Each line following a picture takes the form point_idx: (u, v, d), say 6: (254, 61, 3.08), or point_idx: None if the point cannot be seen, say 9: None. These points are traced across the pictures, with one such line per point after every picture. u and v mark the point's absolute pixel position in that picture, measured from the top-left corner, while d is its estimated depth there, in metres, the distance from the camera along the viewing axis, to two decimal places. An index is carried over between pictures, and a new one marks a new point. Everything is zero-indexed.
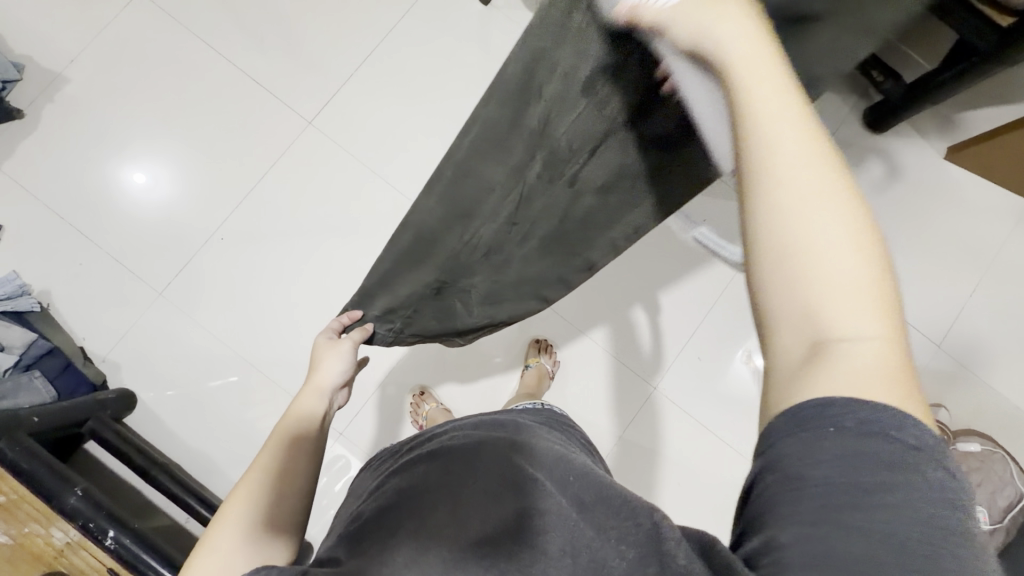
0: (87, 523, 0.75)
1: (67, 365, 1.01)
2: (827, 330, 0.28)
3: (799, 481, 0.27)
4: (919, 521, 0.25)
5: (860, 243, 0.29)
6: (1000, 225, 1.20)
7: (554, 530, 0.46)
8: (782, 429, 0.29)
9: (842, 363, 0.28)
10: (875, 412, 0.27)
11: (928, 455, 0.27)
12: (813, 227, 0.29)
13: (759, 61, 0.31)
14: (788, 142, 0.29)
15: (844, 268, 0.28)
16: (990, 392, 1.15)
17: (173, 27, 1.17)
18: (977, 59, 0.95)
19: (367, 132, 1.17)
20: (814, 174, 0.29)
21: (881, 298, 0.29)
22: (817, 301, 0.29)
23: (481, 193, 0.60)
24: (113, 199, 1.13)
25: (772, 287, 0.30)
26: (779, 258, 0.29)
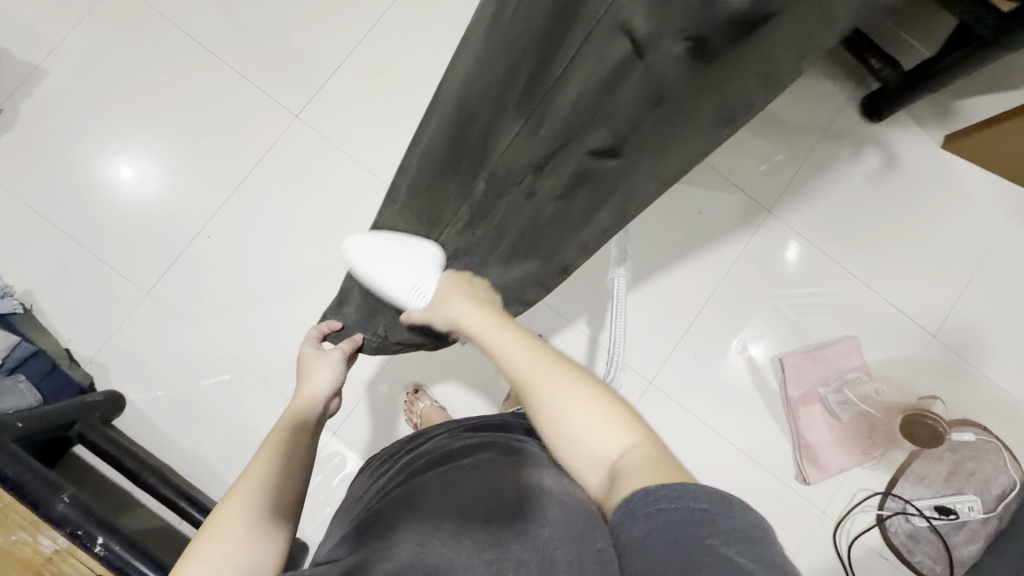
0: (76, 530, 0.74)
1: (52, 368, 0.99)
2: (603, 455, 0.45)
3: (640, 556, 0.36)
4: (731, 560, 0.33)
5: (587, 396, 0.48)
6: (996, 215, 1.19)
7: (559, 539, 0.43)
8: (620, 525, 0.39)
9: (623, 471, 0.43)
10: (674, 495, 0.38)
11: (725, 509, 0.37)
12: (556, 404, 0.49)
13: (485, 324, 0.57)
14: (523, 365, 0.52)
15: (591, 416, 0.47)
16: (984, 381, 1.16)
17: (153, 17, 1.14)
18: (977, 45, 0.94)
19: (356, 126, 1.15)
20: (540, 372, 0.51)
21: (620, 420, 0.47)
22: (588, 446, 0.46)
23: (439, 200, 0.65)
24: (95, 196, 1.10)
25: (565, 450, 0.48)
26: (551, 433, 0.49)
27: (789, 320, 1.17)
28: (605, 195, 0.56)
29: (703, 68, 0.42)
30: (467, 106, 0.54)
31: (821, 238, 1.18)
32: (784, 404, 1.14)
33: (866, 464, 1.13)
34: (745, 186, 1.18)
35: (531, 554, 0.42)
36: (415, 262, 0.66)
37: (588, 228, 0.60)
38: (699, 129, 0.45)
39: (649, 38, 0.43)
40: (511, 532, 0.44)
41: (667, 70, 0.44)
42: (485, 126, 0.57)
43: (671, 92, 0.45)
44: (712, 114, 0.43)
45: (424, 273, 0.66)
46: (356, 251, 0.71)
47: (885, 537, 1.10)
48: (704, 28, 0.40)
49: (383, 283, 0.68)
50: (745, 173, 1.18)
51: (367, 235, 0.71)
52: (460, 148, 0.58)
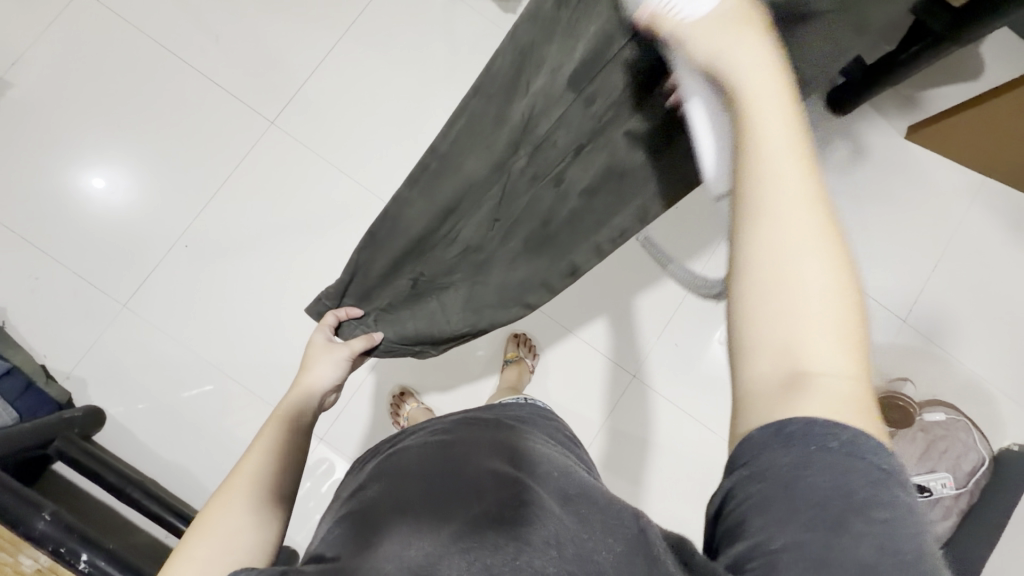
0: (59, 548, 0.73)
1: (27, 386, 0.97)
2: (805, 362, 0.30)
3: (784, 492, 0.29)
4: (894, 546, 0.28)
5: (838, 281, 0.30)
6: (959, 202, 1.24)
7: (542, 527, 0.45)
8: (762, 443, 0.30)
9: (817, 395, 0.30)
10: (852, 438, 0.30)
11: (895, 482, 0.30)
12: (797, 266, 0.30)
13: (762, 90, 0.32)
14: (786, 187, 0.31)
15: (822, 305, 0.30)
16: (953, 363, 1.20)
17: (121, 26, 1.12)
18: (932, 39, 0.98)
19: (334, 132, 1.14)
20: (799, 212, 0.31)
21: (854, 341, 0.31)
22: (794, 339, 0.30)
23: (461, 187, 0.59)
24: (66, 209, 1.08)
25: (755, 321, 0.31)
26: (765, 290, 0.31)
27: None
28: (623, 196, 0.60)
29: None
30: (522, 70, 0.52)
31: None
32: None
33: None
34: None
35: (513, 544, 0.43)
36: None
37: (602, 234, 0.64)
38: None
39: None
40: (495, 527, 0.45)
41: None
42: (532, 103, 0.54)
43: None
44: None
45: None
46: None
47: None
48: None
49: None
50: None
51: None
52: (499, 128, 0.55)
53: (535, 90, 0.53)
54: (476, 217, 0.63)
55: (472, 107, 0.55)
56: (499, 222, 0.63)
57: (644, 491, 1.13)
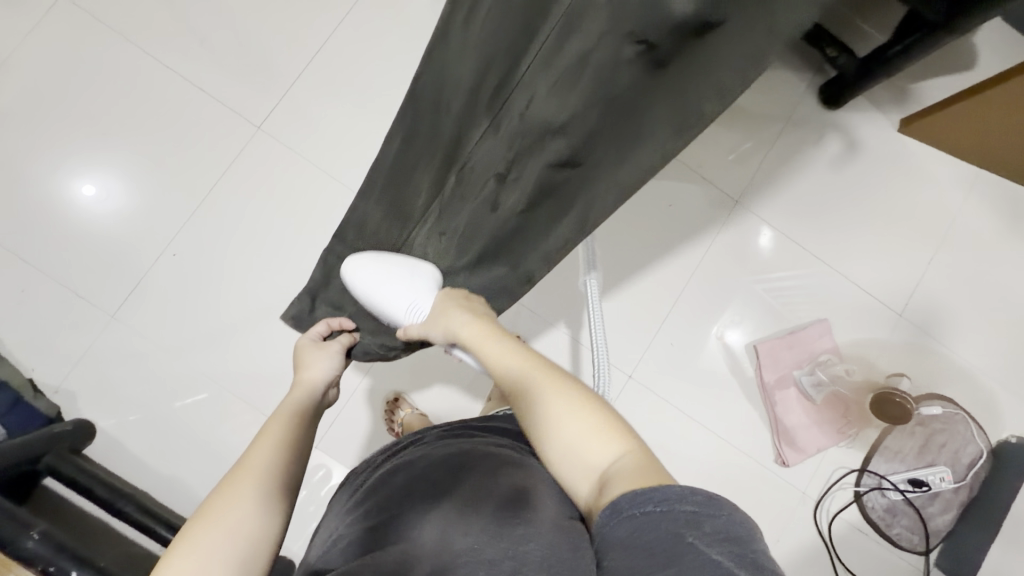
0: (47, 567, 0.72)
1: (16, 400, 0.94)
2: (597, 465, 0.44)
3: (618, 556, 0.36)
4: (712, 565, 0.32)
5: (584, 409, 0.47)
6: (953, 194, 1.23)
7: (528, 541, 0.43)
8: (603, 524, 0.39)
9: (609, 479, 0.42)
10: (659, 494, 0.37)
11: (704, 512, 0.36)
12: (555, 415, 0.48)
13: (481, 339, 0.58)
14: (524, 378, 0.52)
15: (582, 425, 0.46)
16: (950, 357, 1.20)
17: (103, 32, 1.10)
18: (926, 31, 0.98)
19: (322, 135, 1.13)
20: (538, 386, 0.50)
21: (618, 430, 0.46)
22: (582, 459, 0.45)
23: (413, 195, 0.66)
24: (50, 220, 1.06)
25: (560, 465, 0.47)
26: (546, 450, 0.48)
27: (763, 304, 1.19)
28: (562, 210, 0.55)
29: (654, 78, 0.43)
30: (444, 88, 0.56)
31: (790, 225, 1.21)
32: (760, 389, 1.16)
33: (842, 442, 1.16)
34: (714, 176, 1.19)
35: (503, 559, 0.42)
36: (415, 286, 0.67)
37: (549, 242, 0.58)
38: (650, 136, 0.46)
39: (600, 42, 0.43)
40: (487, 535, 0.45)
41: (622, 75, 0.43)
42: (459, 125, 0.58)
43: (627, 97, 0.44)
44: (666, 122, 0.44)
45: (421, 289, 0.67)
46: (356, 269, 0.69)
47: (863, 513, 1.14)
48: (647, 30, 0.40)
49: (382, 299, 0.67)
50: (711, 164, 1.19)
51: (372, 254, 0.69)
52: (435, 140, 0.60)
53: (455, 109, 0.57)
54: (427, 225, 0.68)
55: (405, 124, 0.60)
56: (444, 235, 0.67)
57: None
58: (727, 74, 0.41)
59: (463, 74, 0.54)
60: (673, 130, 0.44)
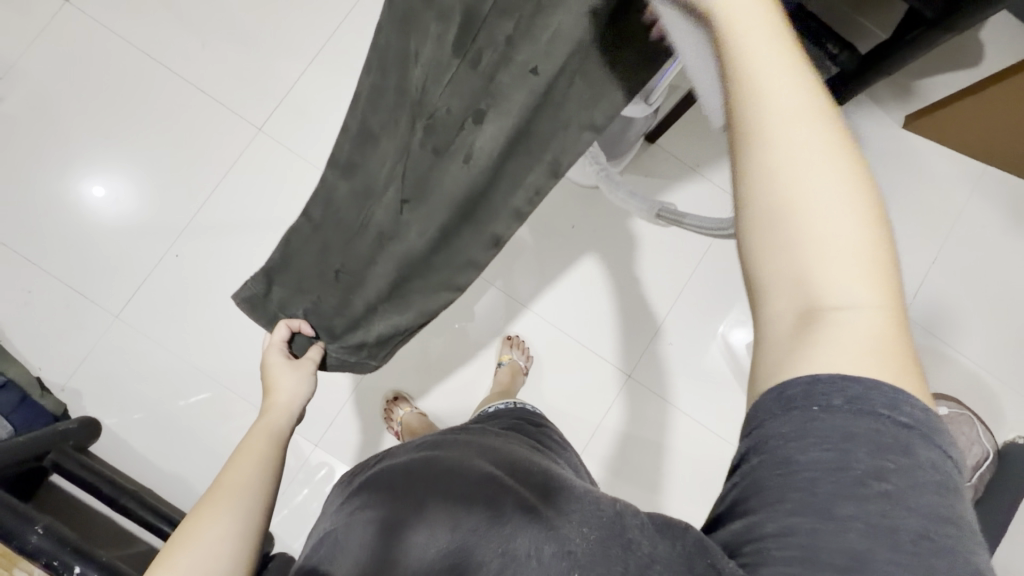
0: (51, 561, 0.74)
1: (22, 399, 0.96)
2: (824, 294, 0.27)
3: (785, 473, 0.28)
4: (896, 521, 0.26)
5: (863, 214, 0.27)
6: (959, 190, 1.21)
7: (518, 536, 0.44)
8: (770, 411, 0.29)
9: (837, 332, 0.27)
10: (863, 389, 0.28)
11: (919, 436, 0.27)
12: (808, 198, 0.27)
13: (749, 17, 0.27)
14: (789, 122, 0.27)
15: (844, 235, 0.27)
16: (956, 356, 1.18)
17: (107, 36, 1.12)
18: (925, 28, 0.96)
19: (324, 134, 1.14)
20: (810, 134, 0.27)
21: (882, 265, 0.28)
22: (810, 275, 0.27)
23: (377, 166, 0.58)
24: (56, 221, 1.08)
25: (767, 259, 0.28)
26: (775, 229, 0.28)
27: None
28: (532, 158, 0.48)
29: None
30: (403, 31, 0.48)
31: None
32: None
33: None
34: (712, 175, 1.19)
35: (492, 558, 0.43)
36: None
37: (516, 197, 0.51)
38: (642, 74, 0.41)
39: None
40: (486, 528, 0.45)
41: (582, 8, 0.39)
42: (421, 77, 0.50)
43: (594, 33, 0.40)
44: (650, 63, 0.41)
45: None
46: None
47: None
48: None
49: None
50: (711, 162, 1.19)
51: None
52: (402, 104, 0.53)
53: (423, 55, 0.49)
54: (386, 202, 0.59)
55: (369, 84, 0.53)
56: (407, 204, 0.58)
57: (641, 490, 1.13)
58: None
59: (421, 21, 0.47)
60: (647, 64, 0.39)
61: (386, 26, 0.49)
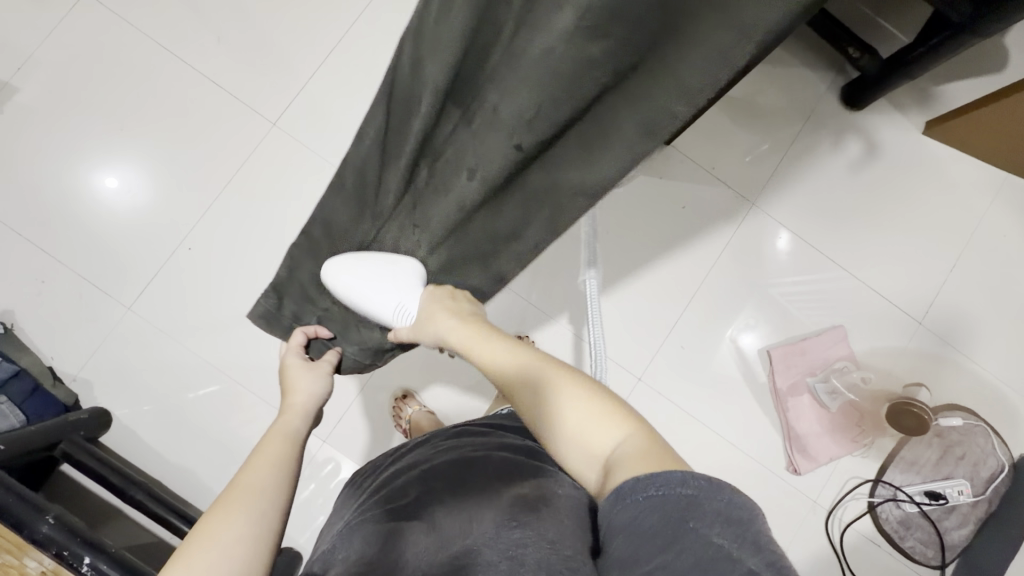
0: (61, 551, 0.74)
1: (35, 388, 0.97)
2: (596, 450, 0.44)
3: (627, 546, 0.35)
4: (713, 554, 0.32)
5: (583, 393, 0.47)
6: (978, 199, 1.19)
7: (526, 545, 0.42)
8: (608, 512, 0.38)
9: (616, 465, 0.41)
10: (653, 475, 0.37)
11: (709, 495, 0.35)
12: (550, 403, 0.48)
13: (471, 338, 0.60)
14: (520, 381, 0.51)
15: (579, 408, 0.46)
16: (972, 367, 1.16)
17: (127, 29, 1.12)
18: (952, 31, 0.95)
19: (337, 130, 1.14)
20: (528, 374, 0.52)
21: (616, 412, 0.45)
22: (583, 445, 0.45)
23: (382, 188, 0.59)
24: (71, 211, 1.09)
25: (563, 451, 0.47)
26: (547, 434, 0.48)
27: (778, 309, 1.17)
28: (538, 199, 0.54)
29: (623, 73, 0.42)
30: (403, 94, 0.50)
31: (807, 228, 1.18)
32: (773, 395, 1.14)
33: (857, 452, 1.14)
34: (727, 178, 1.17)
35: (497, 561, 0.41)
36: (392, 285, 0.65)
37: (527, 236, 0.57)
38: (624, 138, 0.45)
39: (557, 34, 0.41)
40: (488, 537, 0.44)
41: (590, 49, 0.41)
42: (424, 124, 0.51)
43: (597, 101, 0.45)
44: (634, 127, 0.44)
45: (397, 284, 0.65)
46: (340, 279, 0.65)
47: (877, 524, 1.11)
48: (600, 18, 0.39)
49: (365, 303, 0.66)
50: (725, 165, 1.18)
51: (348, 257, 0.66)
52: (401, 144, 0.54)
53: (419, 113, 0.50)
54: (399, 217, 0.63)
55: (371, 133, 0.54)
56: (419, 228, 0.63)
57: None
58: (690, 79, 0.39)
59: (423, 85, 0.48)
60: (642, 136, 0.44)
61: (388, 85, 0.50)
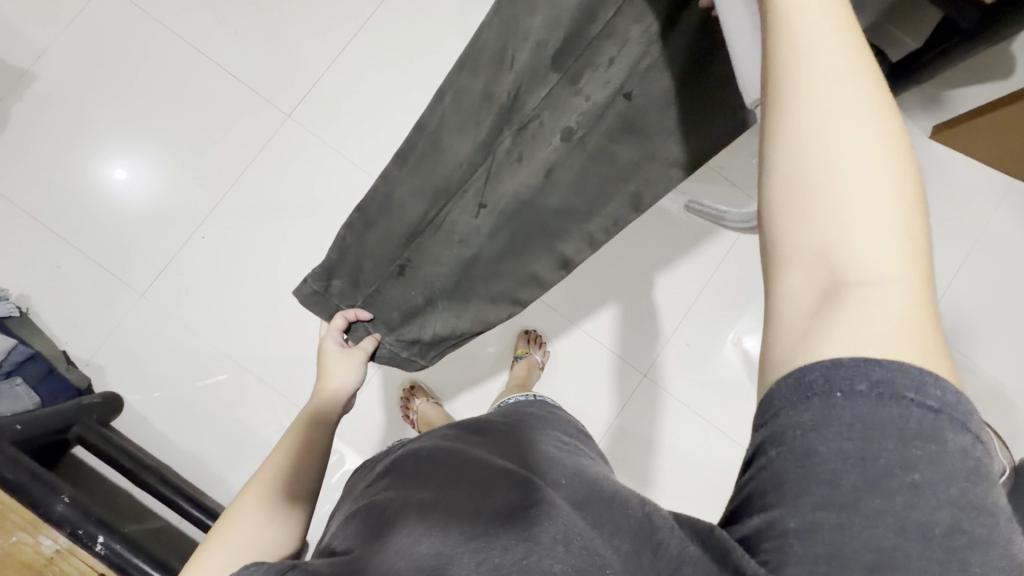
0: (75, 529, 0.75)
1: (49, 371, 0.99)
2: (845, 265, 0.29)
3: (808, 466, 0.28)
4: (925, 506, 0.27)
5: (895, 189, 0.29)
6: (984, 203, 1.20)
7: (544, 524, 0.42)
8: (787, 395, 0.29)
9: (858, 306, 0.28)
10: (889, 371, 0.28)
11: (947, 422, 0.28)
12: (842, 175, 0.29)
13: (800, 3, 0.31)
14: (829, 99, 0.29)
15: (875, 206, 0.29)
16: (975, 369, 1.17)
17: (144, 20, 1.13)
18: (958, 38, 0.96)
19: (351, 124, 1.15)
20: (857, 106, 0.30)
21: (913, 246, 0.29)
22: (839, 246, 0.29)
23: (453, 169, 0.59)
24: (88, 198, 1.10)
25: (798, 224, 0.30)
26: (802, 192, 0.30)
27: None
28: (616, 186, 0.56)
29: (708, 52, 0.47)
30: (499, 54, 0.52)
31: None
32: None
33: None
34: (735, 178, 1.18)
35: (516, 541, 0.41)
36: None
37: (594, 225, 0.59)
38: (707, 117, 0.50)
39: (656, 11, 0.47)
40: (502, 520, 0.44)
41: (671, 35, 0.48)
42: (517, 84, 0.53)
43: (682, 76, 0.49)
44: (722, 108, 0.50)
45: None
46: None
47: None
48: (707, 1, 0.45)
49: None
50: (733, 167, 1.19)
51: None
52: (486, 111, 0.55)
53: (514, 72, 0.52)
54: (462, 200, 0.61)
55: (454, 90, 0.55)
56: (485, 207, 0.61)
57: (652, 489, 1.13)
58: None
59: (520, 48, 0.51)
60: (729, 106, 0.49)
61: (489, 30, 0.52)
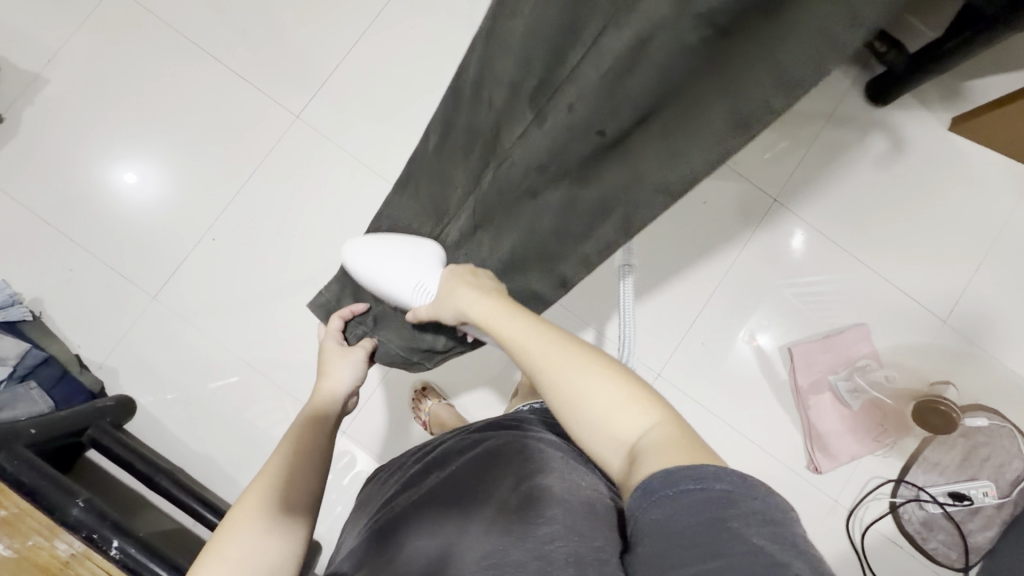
0: (91, 534, 0.75)
1: (63, 374, 0.99)
2: (625, 438, 0.42)
3: (663, 548, 0.33)
4: (753, 548, 0.31)
5: (609, 376, 0.44)
6: (1006, 197, 1.17)
7: (557, 539, 0.42)
8: (640, 507, 0.36)
9: (646, 453, 0.39)
10: (699, 471, 0.35)
11: (745, 492, 0.34)
12: (575, 384, 0.45)
13: (494, 310, 0.54)
14: (537, 354, 0.48)
15: (607, 396, 0.43)
16: (998, 366, 1.14)
17: (153, 22, 1.13)
18: (983, 26, 0.92)
19: (360, 123, 1.14)
20: (556, 350, 0.47)
21: (643, 398, 0.43)
22: (612, 430, 0.42)
23: (448, 191, 0.67)
24: (98, 201, 1.10)
25: (587, 432, 0.44)
26: (573, 416, 0.45)
27: (792, 308, 1.16)
28: (608, 211, 0.52)
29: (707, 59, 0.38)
30: (484, 78, 0.56)
31: (828, 224, 1.17)
32: (794, 393, 1.14)
33: (878, 452, 1.12)
34: (751, 175, 1.17)
35: (526, 558, 0.41)
36: (418, 264, 0.66)
37: (588, 245, 0.56)
38: (707, 137, 0.41)
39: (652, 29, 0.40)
40: (512, 535, 0.44)
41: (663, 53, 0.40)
42: (499, 115, 0.57)
43: (680, 90, 0.41)
44: (721, 120, 0.39)
45: (426, 265, 0.66)
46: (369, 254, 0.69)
47: (898, 525, 1.10)
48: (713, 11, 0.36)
49: (388, 277, 0.67)
50: (748, 163, 1.17)
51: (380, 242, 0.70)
52: (474, 142, 0.61)
53: (498, 102, 0.56)
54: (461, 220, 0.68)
55: (440, 124, 0.65)
56: (480, 227, 0.66)
57: None
58: (787, 62, 0.34)
59: (504, 71, 0.53)
60: (730, 127, 0.39)
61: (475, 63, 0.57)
